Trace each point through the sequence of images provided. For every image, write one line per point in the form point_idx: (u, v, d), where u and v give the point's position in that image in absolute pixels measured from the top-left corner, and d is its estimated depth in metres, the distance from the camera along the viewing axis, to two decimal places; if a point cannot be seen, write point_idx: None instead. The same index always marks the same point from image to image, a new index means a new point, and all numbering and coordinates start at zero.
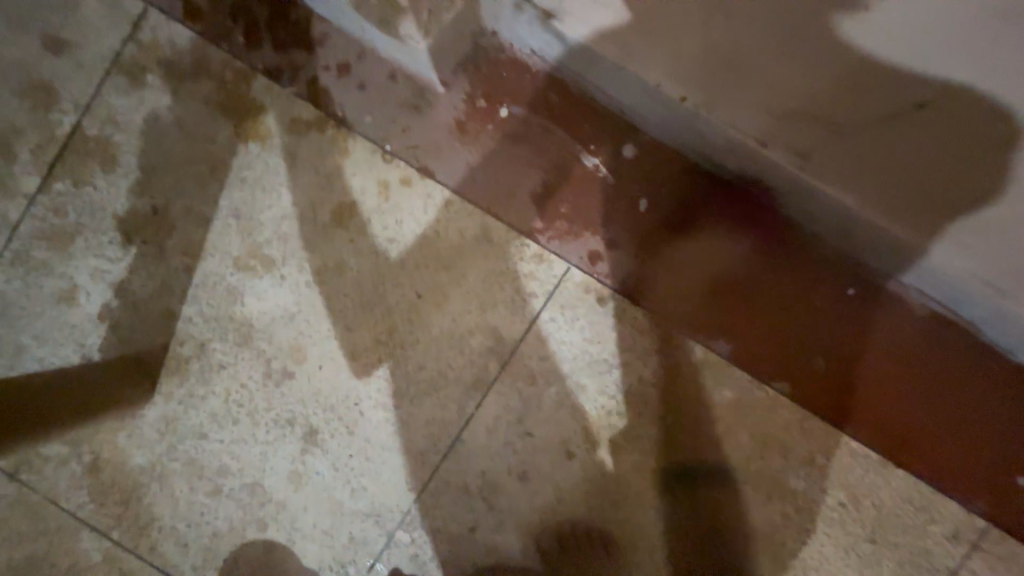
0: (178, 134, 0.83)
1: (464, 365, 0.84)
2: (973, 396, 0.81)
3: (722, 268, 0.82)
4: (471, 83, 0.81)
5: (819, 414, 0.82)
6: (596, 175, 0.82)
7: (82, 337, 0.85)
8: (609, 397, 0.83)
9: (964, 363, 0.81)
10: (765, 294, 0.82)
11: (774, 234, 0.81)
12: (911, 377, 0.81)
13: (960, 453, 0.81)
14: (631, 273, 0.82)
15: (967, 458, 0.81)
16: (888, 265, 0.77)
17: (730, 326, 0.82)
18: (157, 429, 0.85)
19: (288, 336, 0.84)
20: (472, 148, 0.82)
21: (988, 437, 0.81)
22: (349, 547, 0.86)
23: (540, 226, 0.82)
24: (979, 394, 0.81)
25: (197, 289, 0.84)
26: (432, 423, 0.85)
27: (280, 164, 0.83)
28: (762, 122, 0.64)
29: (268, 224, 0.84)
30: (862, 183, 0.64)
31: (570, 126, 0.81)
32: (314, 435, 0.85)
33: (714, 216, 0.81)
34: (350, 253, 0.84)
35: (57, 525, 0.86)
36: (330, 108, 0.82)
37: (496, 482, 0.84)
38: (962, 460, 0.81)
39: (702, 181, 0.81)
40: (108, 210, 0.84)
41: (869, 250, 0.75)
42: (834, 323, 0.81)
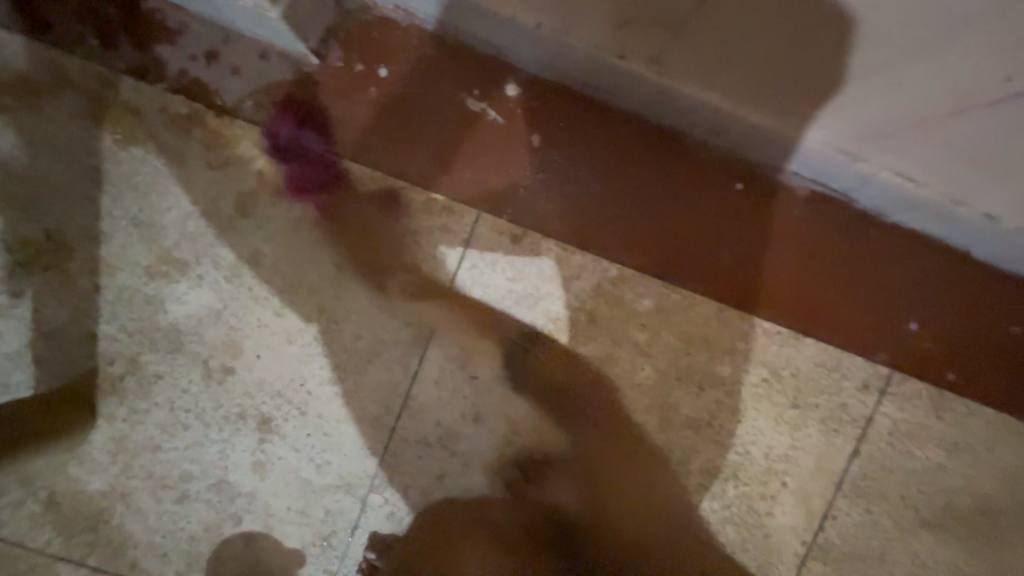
0: (55, 153, 0.81)
1: (399, 326, 0.87)
2: (860, 260, 0.89)
3: (620, 187, 0.87)
4: (346, 50, 0.82)
5: (733, 304, 0.89)
6: (487, 120, 0.84)
7: (6, 377, 0.83)
8: (541, 327, 0.88)
9: (849, 233, 0.89)
10: (663, 204, 0.87)
11: (661, 147, 0.87)
12: (806, 254, 0.89)
13: (858, 312, 0.90)
14: (538, 208, 0.86)
15: (864, 315, 0.90)
16: (765, 155, 0.83)
17: (638, 239, 0.87)
18: (108, 452, 0.85)
19: (220, 334, 0.85)
20: (360, 115, 0.83)
21: (879, 294, 0.90)
22: (327, 520, 0.89)
23: (444, 179, 0.84)
24: (865, 258, 0.89)
25: (114, 306, 0.83)
26: (380, 388, 0.87)
27: (170, 164, 0.82)
28: (613, 34, 0.66)
29: (172, 227, 0.83)
30: (712, 78, 0.68)
31: (452, 76, 0.83)
32: (268, 424, 0.87)
33: (605, 139, 0.86)
34: (263, 241, 0.84)
35: (28, 566, 0.86)
36: (208, 98, 0.81)
37: (453, 429, 0.89)
38: (861, 318, 0.90)
39: (587, 108, 0.85)
40: (0, 244, 0.81)
41: (746, 143, 0.81)
42: (730, 218, 0.88)
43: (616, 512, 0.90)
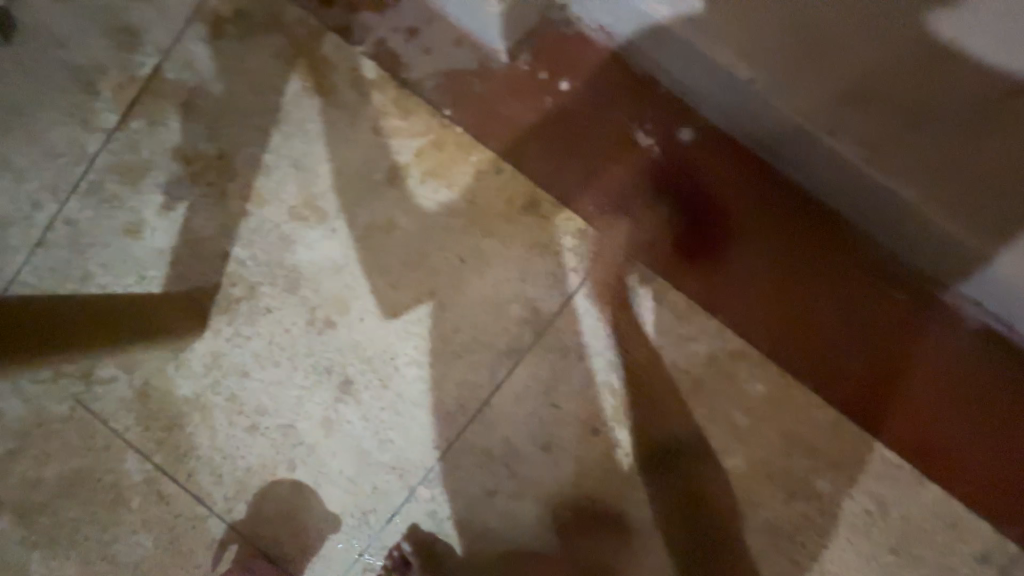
0: (250, 84, 0.87)
1: (499, 332, 0.85)
2: (1015, 415, 0.79)
3: (768, 260, 0.81)
4: (535, 55, 0.82)
5: (854, 417, 0.81)
6: (651, 155, 0.82)
7: (143, 269, 0.90)
8: (640, 378, 0.83)
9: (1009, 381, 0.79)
10: (807, 291, 0.81)
11: (824, 230, 0.81)
12: (951, 388, 0.80)
13: (996, 472, 0.80)
14: (675, 257, 0.82)
15: (1002, 478, 0.79)
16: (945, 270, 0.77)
17: (769, 318, 0.82)
18: (203, 363, 0.89)
19: (334, 287, 0.87)
20: (529, 120, 0.83)
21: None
22: (371, 496, 0.88)
23: (589, 203, 0.83)
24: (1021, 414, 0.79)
25: (252, 233, 0.88)
26: (462, 386, 0.86)
27: (342, 119, 0.86)
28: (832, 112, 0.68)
29: (325, 178, 0.87)
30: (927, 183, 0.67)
31: (629, 104, 0.81)
32: (349, 386, 0.88)
33: (765, 207, 0.81)
34: (400, 213, 0.86)
35: (105, 443, 0.92)
36: (395, 70, 0.85)
37: (519, 450, 0.86)
38: (998, 479, 0.79)
39: (757, 171, 0.81)
40: (178, 151, 0.89)
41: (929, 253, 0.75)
42: (876, 325, 0.81)
43: None
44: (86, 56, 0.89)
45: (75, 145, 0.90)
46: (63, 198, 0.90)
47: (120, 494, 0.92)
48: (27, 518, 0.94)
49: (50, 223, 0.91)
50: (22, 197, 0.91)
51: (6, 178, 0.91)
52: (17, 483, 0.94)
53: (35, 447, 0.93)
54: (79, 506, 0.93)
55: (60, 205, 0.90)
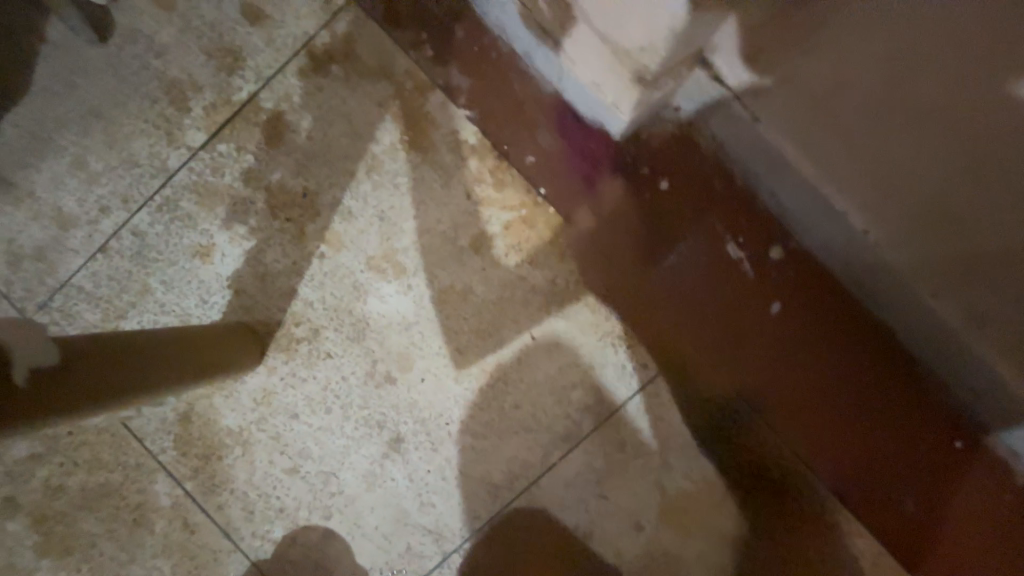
0: (346, 128, 0.86)
1: (559, 416, 0.85)
2: None
3: (837, 389, 0.82)
4: (640, 151, 0.82)
5: (895, 554, 0.82)
6: (737, 268, 0.82)
7: (206, 293, 0.87)
8: (691, 481, 0.84)
9: None
10: (869, 425, 0.82)
11: (896, 369, 0.82)
12: (993, 541, 0.82)
13: None
14: (745, 371, 0.83)
15: None
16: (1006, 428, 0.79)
17: (827, 443, 0.83)
18: (254, 399, 0.88)
19: (400, 344, 0.86)
20: (623, 212, 0.83)
21: None
22: (403, 557, 0.87)
23: (670, 304, 0.83)
24: None
25: (324, 276, 0.87)
26: (513, 462, 0.86)
27: (435, 179, 0.85)
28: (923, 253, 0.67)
29: (408, 234, 0.86)
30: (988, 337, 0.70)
31: (725, 215, 0.82)
32: (398, 443, 0.87)
33: (842, 338, 0.82)
34: (479, 281, 0.85)
35: (136, 462, 0.89)
36: (497, 140, 0.85)
37: (561, 534, 0.86)
38: None
39: (841, 301, 0.82)
40: (261, 181, 0.87)
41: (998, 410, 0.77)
42: (932, 468, 0.82)
43: None
44: (185, 71, 0.87)
45: (155, 158, 0.87)
46: (135, 209, 0.88)
47: (143, 516, 0.90)
48: (40, 526, 0.91)
49: (116, 231, 0.88)
50: (90, 200, 0.88)
51: (76, 178, 0.88)
52: (36, 489, 0.91)
53: (62, 455, 0.90)
54: (98, 521, 0.90)
55: (130, 214, 0.88)
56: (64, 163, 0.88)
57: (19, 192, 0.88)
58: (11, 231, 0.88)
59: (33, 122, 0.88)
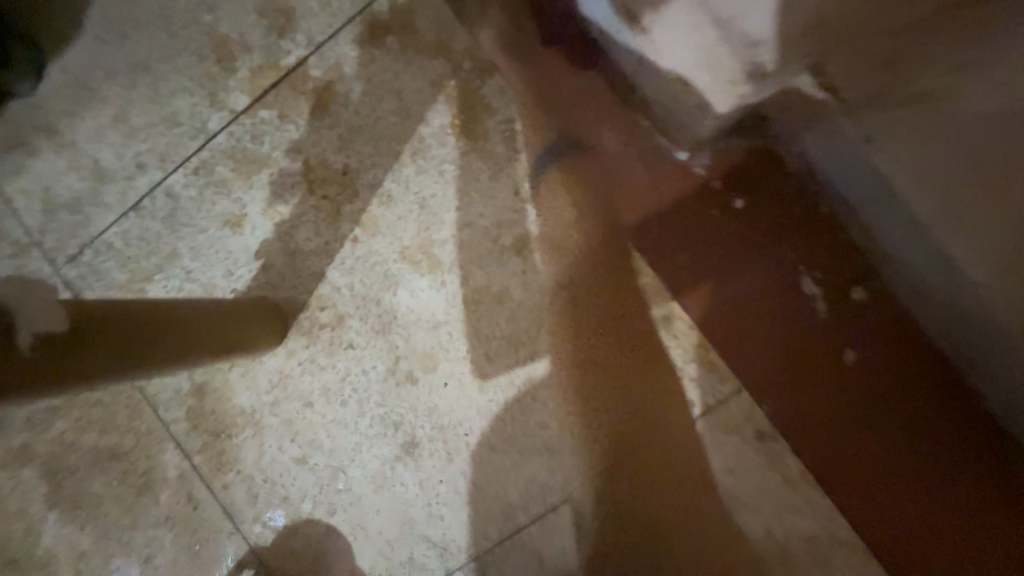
0: (395, 105, 0.80)
1: (588, 442, 0.78)
2: None
3: (912, 466, 0.71)
4: (715, 162, 0.73)
5: None
6: (809, 307, 0.73)
7: (233, 265, 0.84)
8: (725, 533, 0.76)
9: None
10: (947, 519, 0.70)
11: (1010, 473, 0.66)
12: None
13: None
14: (796, 416, 0.76)
15: None
16: None
17: (884, 509, 0.74)
18: (269, 380, 0.84)
19: (426, 342, 0.80)
20: (686, 228, 0.75)
21: None
22: (405, 566, 0.82)
23: (722, 333, 0.77)
24: None
25: (354, 261, 0.81)
26: (532, 484, 0.79)
27: (484, 170, 0.78)
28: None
29: (448, 226, 0.79)
30: None
31: (805, 246, 0.72)
32: (412, 447, 0.81)
33: (933, 414, 0.69)
34: (518, 286, 0.79)
35: (148, 428, 0.87)
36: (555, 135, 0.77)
37: (574, 568, 0.79)
38: None
39: (945, 374, 0.67)
40: (300, 154, 0.82)
41: None
42: None
43: None
44: (235, 29, 0.82)
45: (196, 118, 0.83)
46: (171, 169, 0.84)
47: (149, 483, 0.88)
48: (51, 478, 0.90)
49: (151, 190, 0.85)
50: (127, 155, 0.85)
51: (117, 131, 0.85)
52: (50, 440, 0.90)
53: (78, 410, 0.89)
54: (106, 482, 0.89)
55: (166, 174, 0.85)
56: (106, 115, 0.85)
57: (60, 139, 0.86)
58: (49, 179, 0.86)
59: (80, 68, 0.85)
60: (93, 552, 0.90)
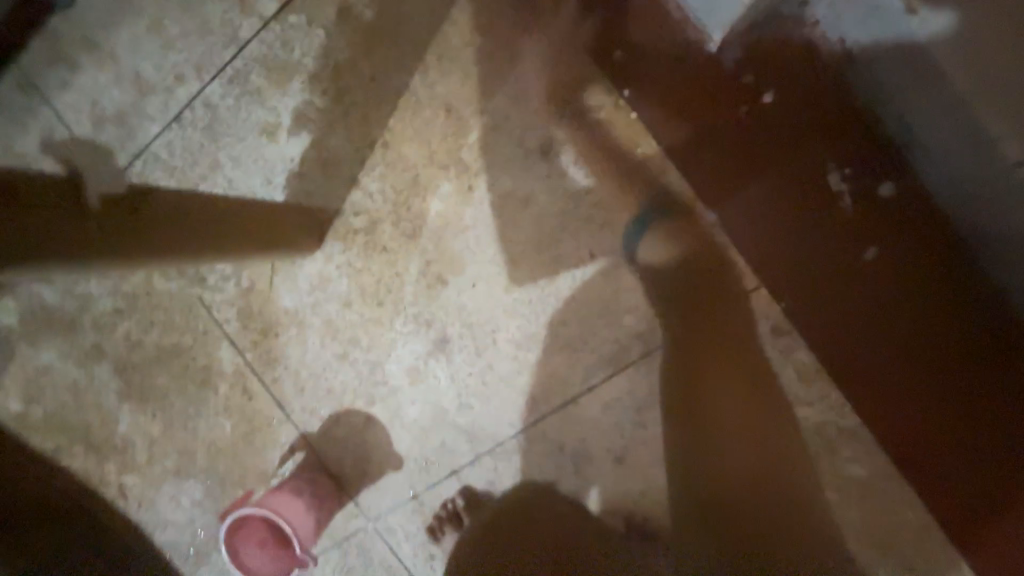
0: (421, 6, 0.80)
1: (607, 338, 0.83)
2: None
3: (932, 366, 0.74)
4: (748, 55, 0.72)
5: (943, 523, 0.77)
6: (835, 202, 0.73)
7: (271, 174, 0.88)
8: (739, 424, 0.81)
9: None
10: (960, 409, 0.75)
11: (1008, 355, 0.72)
12: None
13: None
14: (822, 327, 0.76)
15: None
16: None
17: (893, 401, 0.76)
18: (310, 283, 0.90)
19: (455, 246, 0.84)
20: (715, 127, 0.74)
21: None
22: (438, 451, 0.91)
23: (748, 242, 0.76)
24: None
25: (385, 166, 0.84)
26: (554, 379, 0.85)
27: (510, 72, 0.79)
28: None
29: (475, 130, 0.81)
30: None
31: (836, 140, 0.72)
32: (444, 344, 0.88)
33: (947, 303, 0.73)
34: (543, 190, 0.80)
35: (203, 328, 0.96)
36: (584, 32, 0.76)
37: (592, 453, 0.86)
38: None
39: (954, 260, 0.72)
40: (330, 60, 0.83)
41: None
42: (1006, 447, 0.74)
43: None
44: None
45: (228, 26, 0.85)
46: (207, 79, 0.87)
47: (208, 378, 0.98)
48: (121, 373, 1.01)
49: (190, 101, 0.88)
50: (166, 66, 0.88)
51: (153, 42, 0.88)
52: (118, 340, 1.00)
53: (139, 313, 0.98)
54: (170, 377, 1.00)
55: (203, 85, 0.87)
56: (142, 25, 0.87)
57: (101, 52, 0.89)
58: (94, 92, 0.90)
59: None
60: (163, 437, 1.02)
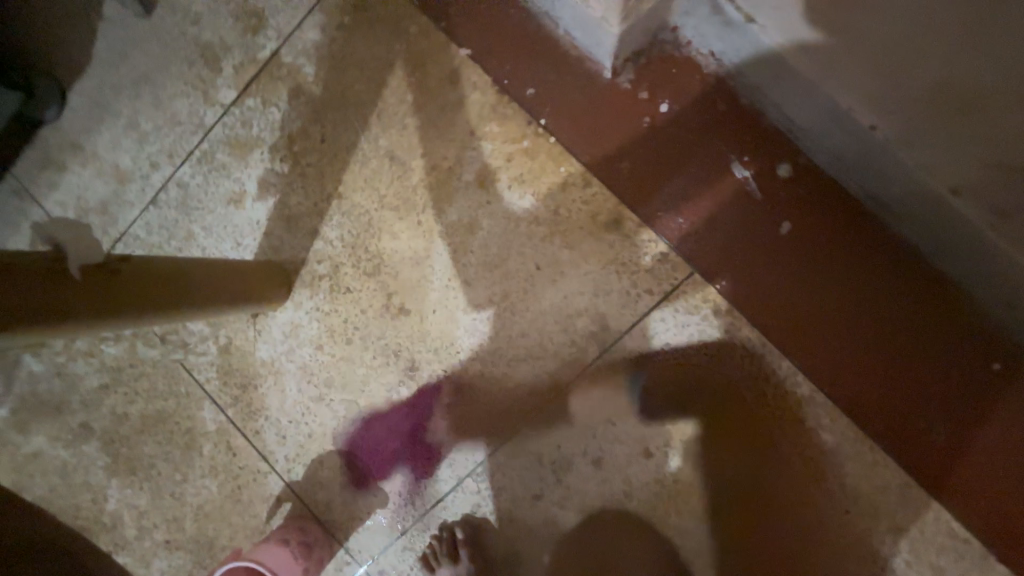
0: (358, 76, 0.92)
1: (565, 342, 0.87)
2: None
3: (886, 339, 0.78)
4: (640, 76, 0.83)
5: (918, 475, 0.78)
6: (743, 188, 0.80)
7: (240, 237, 0.96)
8: (703, 409, 0.83)
9: None
10: (923, 377, 0.78)
11: (955, 319, 0.76)
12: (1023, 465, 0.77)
13: None
14: (772, 315, 0.81)
15: None
16: None
17: (839, 362, 0.79)
18: (283, 331, 0.95)
19: (412, 277, 0.91)
20: (623, 139, 0.84)
21: None
22: (420, 480, 0.92)
23: (682, 242, 0.83)
24: None
25: (342, 215, 0.93)
26: (521, 390, 0.88)
27: (440, 119, 0.89)
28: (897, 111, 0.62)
29: (416, 171, 0.90)
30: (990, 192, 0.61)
31: (731, 135, 0.80)
32: (413, 371, 0.92)
33: (865, 261, 0.78)
34: (484, 214, 0.88)
35: (186, 391, 1.00)
36: (498, 77, 0.87)
37: (569, 459, 0.87)
38: None
39: (861, 221, 0.78)
40: (284, 131, 0.94)
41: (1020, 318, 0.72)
42: (954, 388, 0.77)
43: None
44: (217, 35, 0.96)
45: (194, 115, 0.97)
46: (178, 162, 0.98)
47: (193, 439, 1.00)
48: (109, 448, 1.04)
49: (164, 184, 0.98)
50: (142, 157, 0.99)
51: (130, 138, 0.99)
52: (106, 415, 1.04)
53: (125, 385, 1.02)
54: (157, 444, 1.02)
55: (175, 168, 0.98)
56: (120, 126, 0.99)
57: (85, 154, 1.00)
58: (79, 188, 1.01)
59: (94, 91, 1.00)
60: (152, 508, 1.03)
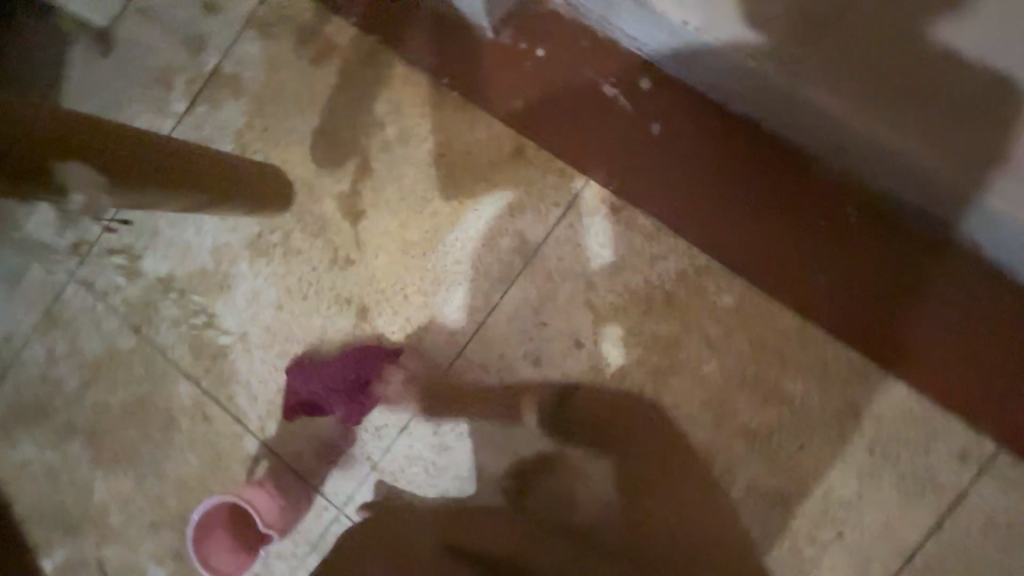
0: (289, 72, 1.08)
1: (493, 261, 0.98)
2: (958, 317, 0.85)
3: (763, 206, 0.91)
4: (516, 31, 1.00)
5: (811, 320, 0.88)
6: (615, 104, 0.96)
7: (200, 223, 1.08)
8: (620, 295, 0.93)
9: (948, 284, 0.85)
10: (795, 233, 0.89)
11: (816, 183, 0.89)
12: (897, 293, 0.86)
13: (953, 369, 0.84)
14: (667, 204, 0.93)
15: (960, 375, 0.84)
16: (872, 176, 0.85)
17: (724, 232, 0.91)
18: (246, 300, 1.06)
19: (354, 230, 1.03)
20: (511, 82, 1.00)
21: (976, 361, 0.84)
22: (383, 411, 0.99)
23: (576, 157, 0.96)
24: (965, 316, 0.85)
25: (287, 188, 1.06)
26: (461, 310, 0.98)
27: (361, 94, 1.05)
28: None
29: (346, 140, 1.05)
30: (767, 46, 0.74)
31: (597, 64, 0.96)
32: (365, 312, 1.02)
33: (725, 144, 0.92)
34: (408, 165, 1.02)
35: (162, 372, 1.08)
36: (404, 52, 1.04)
37: (512, 364, 0.96)
38: (957, 376, 0.84)
39: (714, 114, 0.93)
40: (231, 127, 1.09)
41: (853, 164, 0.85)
42: (823, 236, 0.89)
43: (645, 498, 0.90)
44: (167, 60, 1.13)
45: (154, 129, 1.12)
46: None
47: (171, 418, 1.07)
48: (92, 442, 1.10)
49: None
50: None
51: None
52: (88, 411, 1.10)
53: (105, 377, 1.10)
54: (137, 429, 1.08)
55: None
56: None
57: None
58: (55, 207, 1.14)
59: None
60: (137, 493, 1.07)
